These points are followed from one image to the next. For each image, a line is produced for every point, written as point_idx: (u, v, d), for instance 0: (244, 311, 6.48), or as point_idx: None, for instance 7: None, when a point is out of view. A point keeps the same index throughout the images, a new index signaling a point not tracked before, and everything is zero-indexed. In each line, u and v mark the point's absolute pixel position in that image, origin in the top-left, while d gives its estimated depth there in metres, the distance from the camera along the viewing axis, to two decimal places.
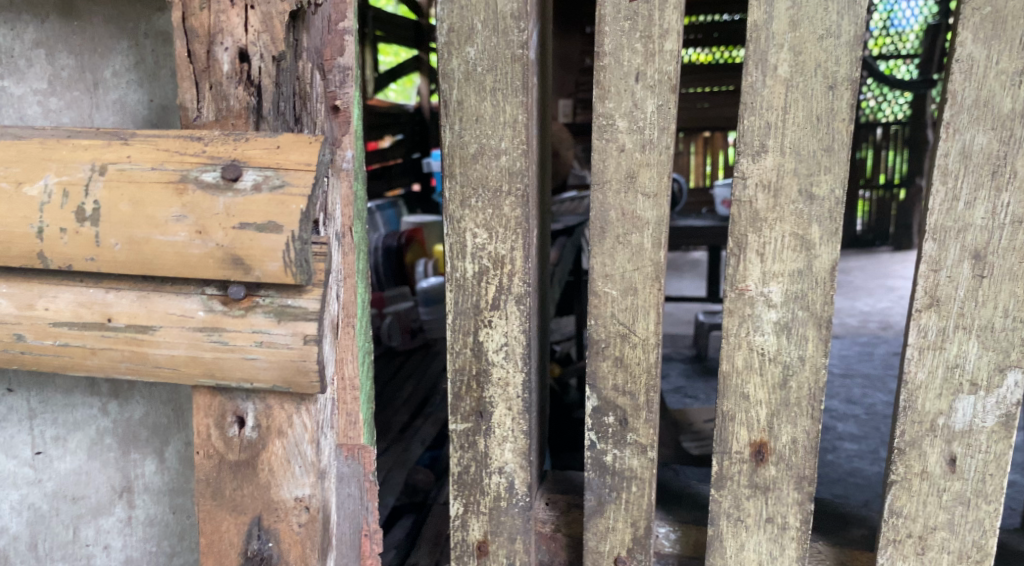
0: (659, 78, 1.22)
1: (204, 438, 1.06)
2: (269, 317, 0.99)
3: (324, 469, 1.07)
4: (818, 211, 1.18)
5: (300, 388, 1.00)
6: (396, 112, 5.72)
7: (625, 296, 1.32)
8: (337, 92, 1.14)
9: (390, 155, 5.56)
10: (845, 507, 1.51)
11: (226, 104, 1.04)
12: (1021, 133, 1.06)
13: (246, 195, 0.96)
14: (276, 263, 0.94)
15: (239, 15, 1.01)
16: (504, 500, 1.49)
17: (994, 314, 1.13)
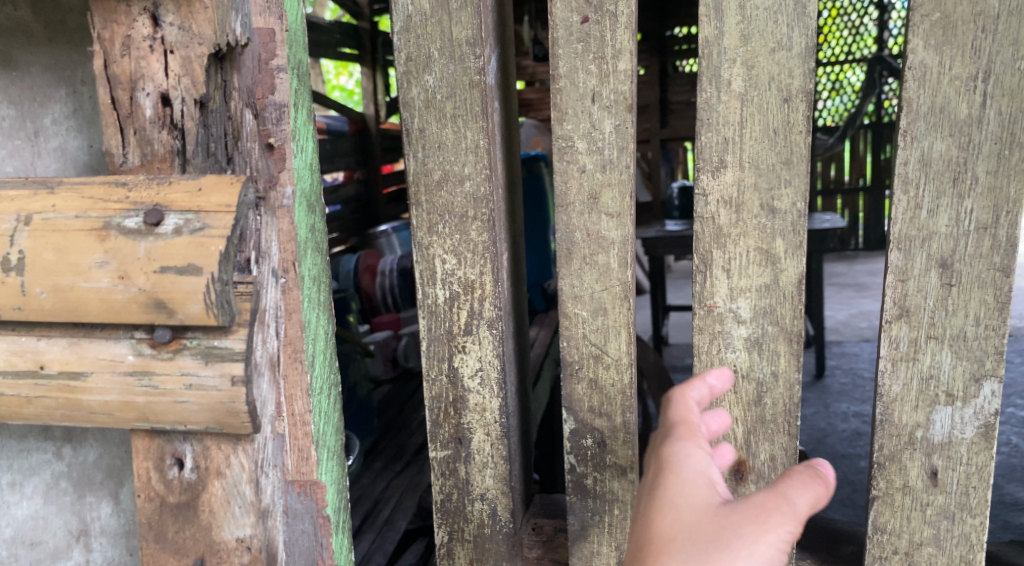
0: (615, 98, 1.21)
1: (145, 482, 1.05)
2: (197, 359, 0.97)
3: (266, 508, 1.07)
4: (781, 224, 1.16)
5: (232, 429, 0.99)
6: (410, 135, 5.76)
7: (595, 317, 1.31)
8: (272, 129, 1.11)
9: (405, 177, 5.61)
10: (838, 521, 1.45)
11: (150, 148, 1.02)
12: (980, 139, 1.04)
13: (167, 239, 0.94)
14: (197, 306, 0.92)
15: (159, 60, 0.99)
16: (488, 527, 1.48)
17: (965, 323, 1.10)
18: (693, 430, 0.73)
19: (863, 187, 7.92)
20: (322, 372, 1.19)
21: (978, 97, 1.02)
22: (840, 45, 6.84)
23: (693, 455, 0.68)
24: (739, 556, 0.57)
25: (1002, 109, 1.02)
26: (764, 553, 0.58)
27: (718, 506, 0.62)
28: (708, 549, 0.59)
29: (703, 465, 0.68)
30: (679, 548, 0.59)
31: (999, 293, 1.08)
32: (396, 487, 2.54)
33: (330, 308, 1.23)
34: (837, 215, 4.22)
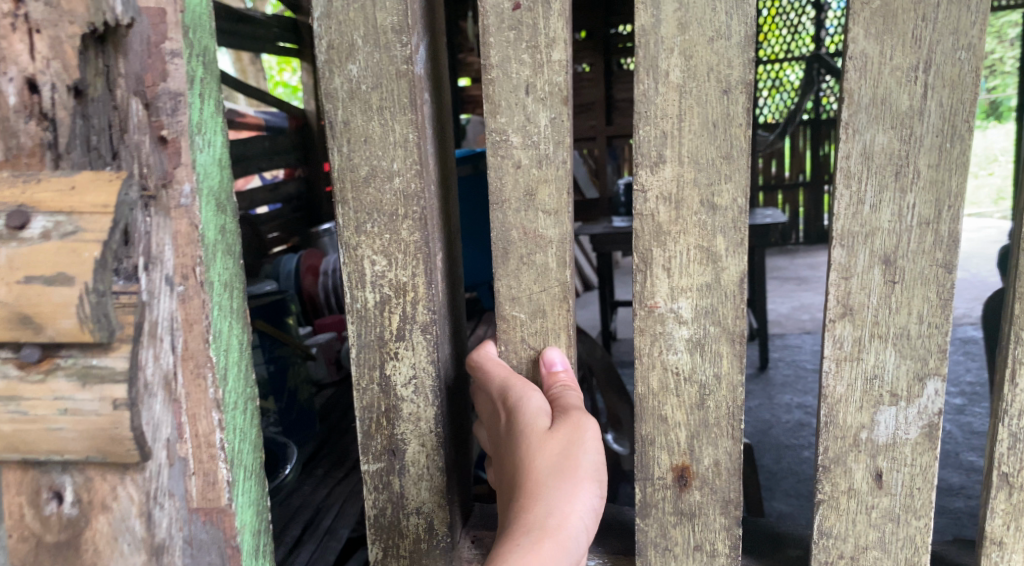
0: (550, 90, 1.14)
1: (17, 522, 0.98)
2: (71, 380, 0.90)
3: (159, 544, 1.00)
4: (721, 221, 1.12)
5: (116, 456, 0.92)
6: None
7: (534, 319, 1.25)
8: (165, 120, 0.99)
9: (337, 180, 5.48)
10: (784, 526, 1.42)
11: (16, 142, 0.94)
12: (921, 131, 1.01)
13: (31, 245, 0.86)
14: (68, 321, 0.86)
15: (22, 40, 0.92)
16: (425, 542, 1.41)
17: (909, 321, 1.07)
18: (515, 388, 1.20)
19: (803, 182, 8.07)
20: (236, 385, 1.10)
21: (919, 88, 0.99)
22: (779, 43, 6.93)
23: (528, 402, 1.17)
24: (579, 455, 1.09)
25: (943, 100, 0.99)
26: (591, 448, 1.10)
27: (550, 431, 1.13)
28: (561, 459, 1.09)
29: (530, 410, 1.17)
30: (547, 461, 1.09)
31: (942, 289, 1.05)
32: (339, 493, 2.42)
33: (245, 315, 1.14)
34: (779, 210, 4.29)
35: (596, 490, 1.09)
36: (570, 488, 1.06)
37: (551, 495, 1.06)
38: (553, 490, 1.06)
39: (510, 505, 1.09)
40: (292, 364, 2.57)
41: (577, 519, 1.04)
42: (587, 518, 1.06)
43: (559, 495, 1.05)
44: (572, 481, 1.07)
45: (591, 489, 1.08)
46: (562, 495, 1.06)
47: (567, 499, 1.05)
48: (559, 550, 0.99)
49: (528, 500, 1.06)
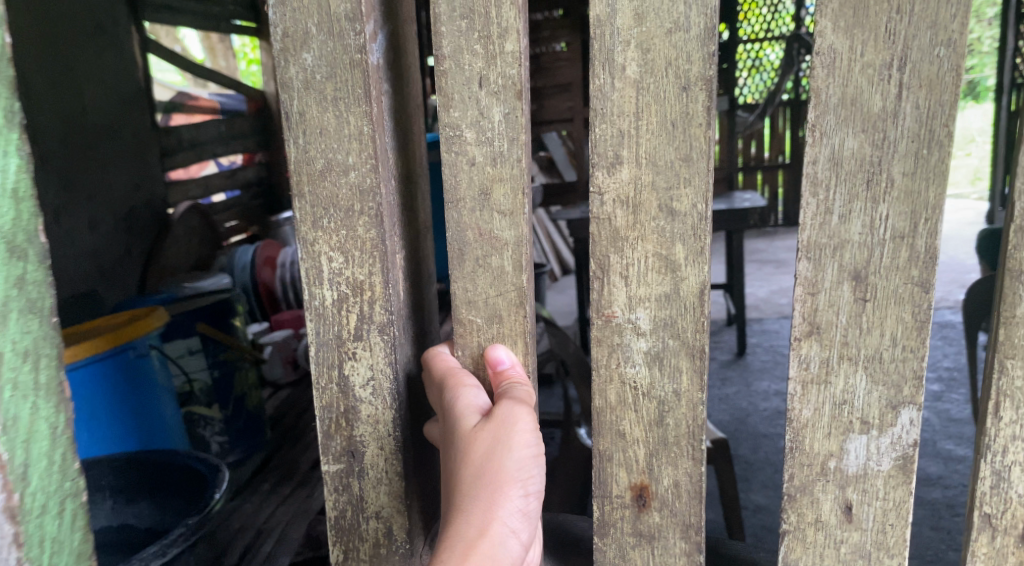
0: (503, 83, 1.08)
1: None
2: None
3: None
4: (680, 228, 1.04)
5: None
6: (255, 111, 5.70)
7: (490, 325, 1.19)
8: None
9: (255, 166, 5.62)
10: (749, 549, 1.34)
11: None
12: (896, 136, 0.91)
13: None
14: None
15: None
16: (384, 547, 1.37)
17: (881, 343, 0.98)
18: (451, 386, 1.16)
19: (783, 163, 7.95)
20: (43, 483, 0.74)
21: (893, 88, 0.89)
22: (759, 22, 6.90)
23: (461, 402, 1.13)
24: (503, 460, 1.06)
25: (920, 102, 0.89)
26: (516, 450, 1.07)
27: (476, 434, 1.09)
28: (485, 466, 1.06)
29: (463, 410, 1.13)
30: (472, 468, 1.07)
31: (918, 310, 0.95)
32: (281, 515, 2.33)
33: (63, 386, 0.76)
34: (758, 192, 4.09)
35: (522, 493, 1.06)
36: (492, 496, 1.04)
37: (475, 505, 1.04)
38: (477, 500, 1.04)
39: (442, 512, 1.08)
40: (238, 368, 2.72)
41: (500, 529, 1.02)
42: (513, 525, 1.04)
43: (482, 506, 1.03)
44: (496, 489, 1.05)
45: (516, 493, 1.06)
46: (485, 505, 1.04)
47: (491, 509, 1.03)
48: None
49: (454, 512, 1.05)
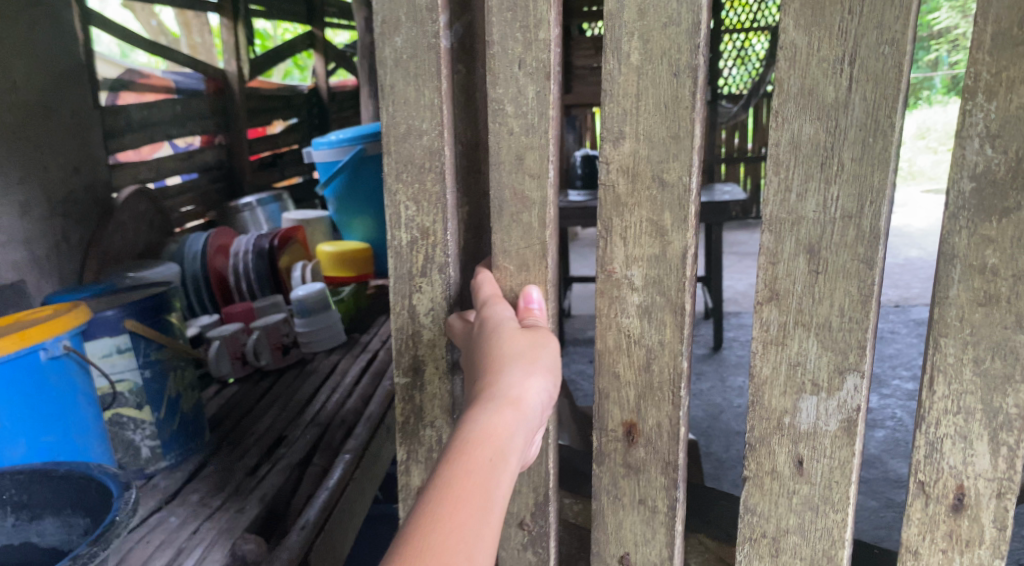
0: (537, 65, 1.29)
1: None
2: None
3: None
4: (669, 197, 1.20)
5: None
6: (288, 95, 5.44)
7: (520, 272, 1.40)
8: None
9: (281, 142, 5.30)
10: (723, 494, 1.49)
11: None
12: (846, 125, 1.01)
13: None
14: None
15: None
16: (437, 451, 1.64)
17: (830, 313, 1.08)
18: (499, 304, 1.30)
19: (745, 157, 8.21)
20: None
21: (844, 81, 1.00)
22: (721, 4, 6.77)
23: (502, 314, 1.26)
24: (540, 351, 1.16)
25: (867, 95, 0.99)
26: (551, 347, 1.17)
27: (519, 330, 1.21)
28: (523, 350, 1.15)
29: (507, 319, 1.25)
30: (514, 348, 1.15)
31: (862, 285, 1.05)
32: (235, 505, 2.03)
33: None
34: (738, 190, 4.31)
35: (552, 382, 1.13)
36: (528, 369, 1.11)
37: (512, 371, 1.10)
38: (514, 368, 1.10)
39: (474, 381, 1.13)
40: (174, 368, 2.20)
41: (534, 392, 1.08)
42: (542, 398, 1.09)
43: (518, 372, 1.10)
44: (530, 366, 1.11)
45: (547, 379, 1.12)
46: (521, 373, 1.10)
47: (524, 375, 1.09)
48: (514, 413, 1.03)
49: (490, 376, 1.10)
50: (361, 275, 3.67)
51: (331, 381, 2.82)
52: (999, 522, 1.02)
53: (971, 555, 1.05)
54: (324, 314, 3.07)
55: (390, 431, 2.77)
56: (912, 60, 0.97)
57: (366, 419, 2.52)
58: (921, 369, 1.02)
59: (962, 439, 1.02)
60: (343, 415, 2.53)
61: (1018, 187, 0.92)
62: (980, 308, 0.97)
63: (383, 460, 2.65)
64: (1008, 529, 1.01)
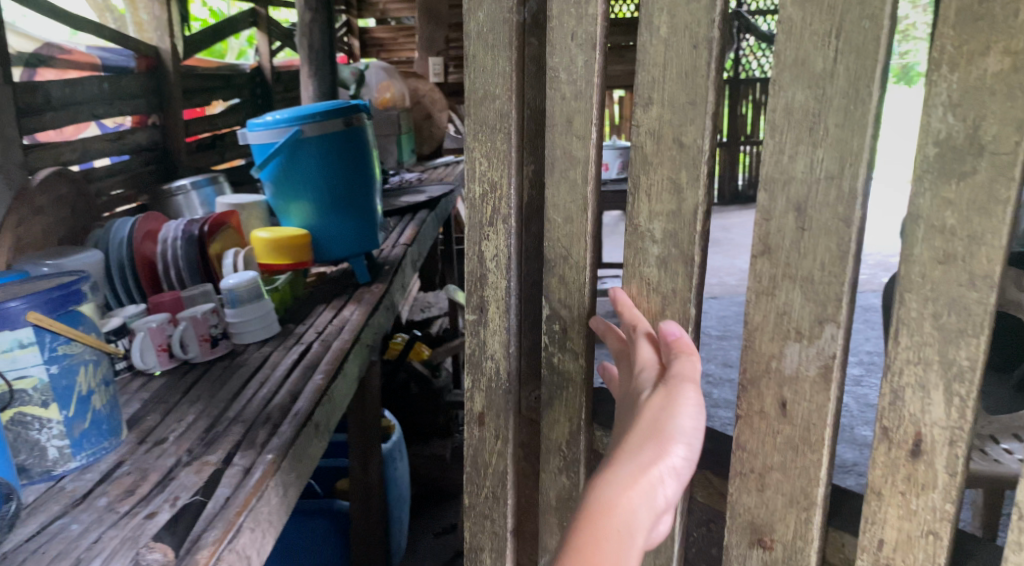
0: (586, 37, 1.51)
1: None
2: None
3: None
4: (686, 157, 1.36)
5: None
6: (225, 74, 6.23)
7: (565, 223, 1.64)
8: None
9: (220, 122, 6.09)
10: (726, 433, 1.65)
11: None
12: (832, 93, 1.15)
13: None
14: None
15: None
16: (494, 381, 1.88)
17: (813, 267, 1.20)
18: (650, 364, 1.41)
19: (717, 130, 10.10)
20: None
21: (831, 52, 1.14)
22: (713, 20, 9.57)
23: (649, 375, 1.39)
24: (672, 425, 1.27)
25: (849, 65, 1.12)
26: (686, 416, 1.29)
27: (663, 401, 1.31)
28: (660, 428, 1.27)
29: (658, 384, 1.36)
30: (649, 425, 1.28)
31: (841, 242, 1.17)
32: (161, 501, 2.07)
33: None
34: None
35: (684, 454, 1.26)
36: (663, 448, 1.24)
37: (649, 449, 1.24)
38: (649, 448, 1.24)
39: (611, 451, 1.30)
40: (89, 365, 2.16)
41: (663, 482, 1.21)
42: (672, 482, 1.23)
43: (652, 453, 1.23)
44: (662, 446, 1.25)
45: (680, 452, 1.25)
46: (652, 457, 1.23)
47: (657, 454, 1.23)
48: (642, 499, 1.18)
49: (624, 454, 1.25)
50: (298, 260, 3.91)
51: (260, 373, 3.02)
52: (951, 468, 1.16)
53: (925, 497, 1.19)
54: (255, 305, 3.35)
55: (318, 428, 2.85)
56: (890, 35, 1.09)
57: (291, 418, 2.59)
58: (889, 322, 1.20)
59: (921, 388, 1.18)
60: (262, 413, 2.66)
61: (975, 152, 1.09)
62: (939, 265, 1.15)
63: (311, 461, 2.69)
64: (956, 474, 1.14)
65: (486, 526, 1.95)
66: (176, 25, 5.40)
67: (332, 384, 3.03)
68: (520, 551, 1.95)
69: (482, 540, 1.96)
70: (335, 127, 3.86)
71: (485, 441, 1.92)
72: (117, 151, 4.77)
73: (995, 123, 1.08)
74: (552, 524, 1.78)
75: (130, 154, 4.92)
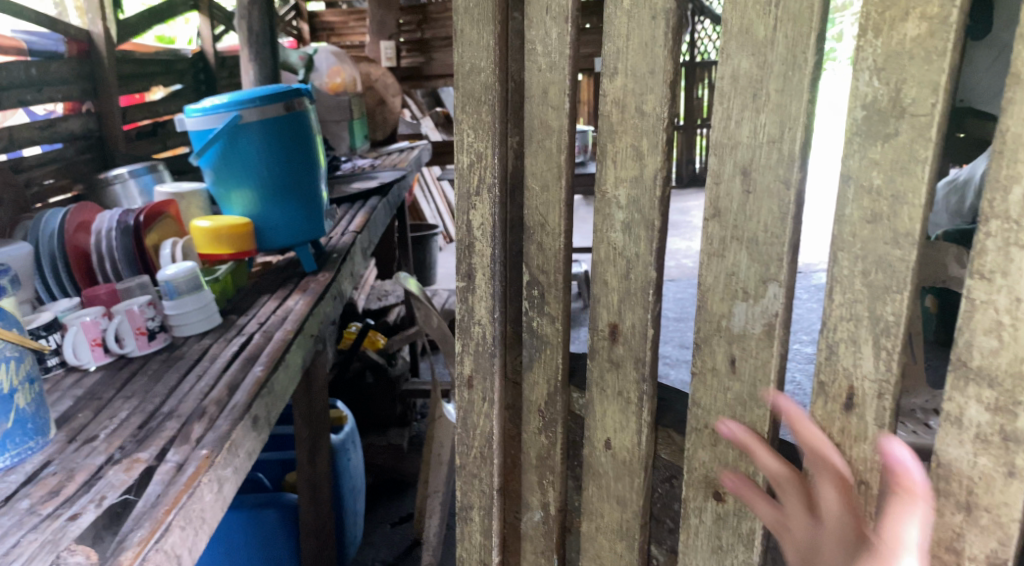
0: (562, 10, 1.58)
1: None
2: None
3: None
4: (648, 125, 1.41)
5: None
6: (164, 62, 6.07)
7: (543, 191, 1.72)
8: None
9: (161, 110, 5.94)
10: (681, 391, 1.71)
11: None
12: (773, 60, 1.20)
13: None
14: None
15: None
16: (486, 345, 1.91)
17: (757, 229, 1.26)
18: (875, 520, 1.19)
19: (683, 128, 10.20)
20: None
21: (771, 21, 1.19)
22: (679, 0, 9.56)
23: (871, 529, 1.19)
24: None
25: (788, 33, 1.18)
26: None
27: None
28: None
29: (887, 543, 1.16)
30: None
31: (782, 204, 1.22)
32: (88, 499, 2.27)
33: None
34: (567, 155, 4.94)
35: None
36: None
37: None
38: None
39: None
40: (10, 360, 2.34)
41: None
42: None
43: None
44: None
45: None
46: None
47: None
48: None
49: None
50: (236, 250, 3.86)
51: (199, 365, 3.17)
52: (879, 421, 1.23)
53: (857, 449, 1.27)
54: (193, 297, 3.46)
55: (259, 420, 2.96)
56: (824, 4, 1.14)
57: (231, 411, 2.77)
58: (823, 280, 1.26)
59: (853, 343, 1.24)
60: (203, 406, 2.81)
61: (897, 115, 1.14)
62: (868, 224, 1.20)
63: (254, 449, 2.87)
64: (884, 425, 1.22)
65: (475, 484, 2.02)
66: (110, 9, 5.22)
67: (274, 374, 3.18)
68: (506, 508, 2.03)
69: (472, 498, 2.04)
70: (276, 112, 3.83)
71: (474, 403, 1.97)
72: (49, 139, 4.67)
73: (914, 85, 1.12)
74: (533, 481, 1.91)
75: (63, 142, 4.82)
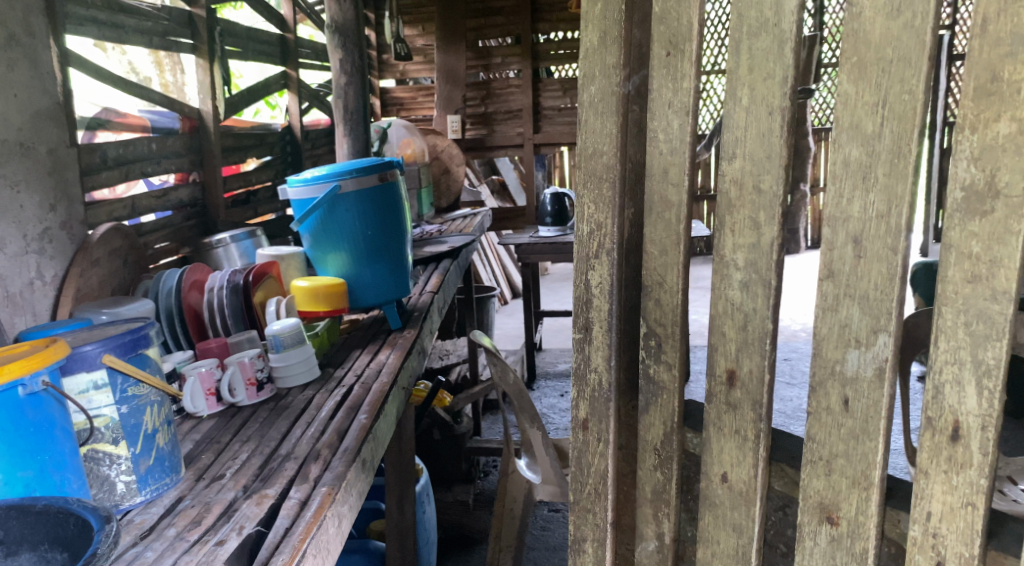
0: (682, 105, 1.85)
1: None
2: None
3: None
4: (765, 200, 1.67)
5: None
6: (258, 134, 6.55)
7: (661, 255, 1.95)
8: None
9: (253, 179, 6.41)
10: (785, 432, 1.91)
11: None
12: (880, 150, 1.48)
13: None
14: None
15: None
16: (601, 391, 2.13)
17: (868, 286, 1.52)
18: None
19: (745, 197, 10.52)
20: None
21: (879, 118, 1.47)
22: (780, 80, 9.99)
23: None
24: None
25: (894, 128, 1.45)
26: None
27: None
28: None
29: None
30: None
31: (890, 267, 1.48)
32: (225, 527, 2.49)
33: None
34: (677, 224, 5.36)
35: None
36: None
37: None
38: None
39: None
40: (151, 404, 2.60)
41: None
42: None
43: None
44: None
45: None
46: None
47: None
48: None
49: None
50: (331, 308, 4.17)
51: (306, 414, 3.43)
52: (984, 449, 1.47)
53: (963, 474, 1.49)
54: (298, 351, 3.77)
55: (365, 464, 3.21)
56: (924, 105, 1.42)
57: (341, 453, 3.02)
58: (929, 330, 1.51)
59: (957, 383, 1.49)
60: (316, 450, 3.06)
61: (993, 196, 1.42)
62: (969, 283, 1.46)
63: (362, 491, 3.10)
64: (989, 453, 1.45)
65: (588, 518, 2.22)
66: (218, 88, 5.69)
67: (375, 422, 3.43)
68: (617, 541, 2.23)
69: (585, 531, 2.23)
70: (371, 182, 4.19)
71: (589, 443, 2.18)
72: (162, 207, 5.11)
73: (1008, 172, 1.40)
74: (647, 515, 2.08)
75: (173, 209, 5.26)
